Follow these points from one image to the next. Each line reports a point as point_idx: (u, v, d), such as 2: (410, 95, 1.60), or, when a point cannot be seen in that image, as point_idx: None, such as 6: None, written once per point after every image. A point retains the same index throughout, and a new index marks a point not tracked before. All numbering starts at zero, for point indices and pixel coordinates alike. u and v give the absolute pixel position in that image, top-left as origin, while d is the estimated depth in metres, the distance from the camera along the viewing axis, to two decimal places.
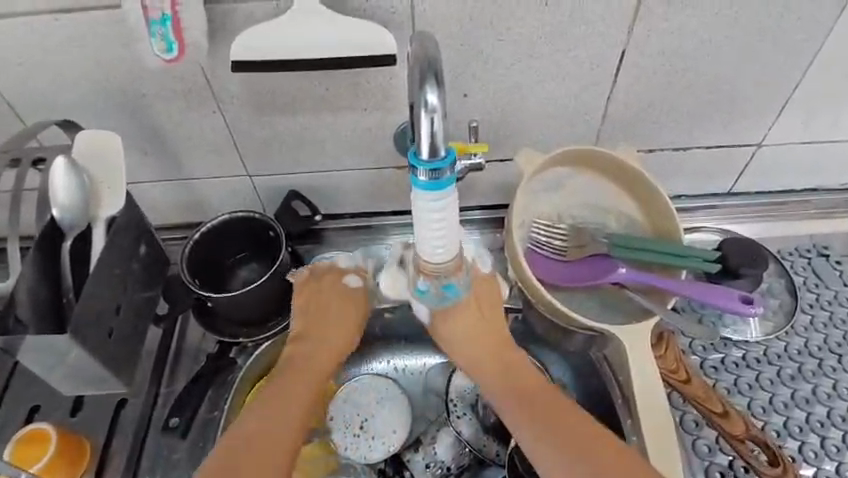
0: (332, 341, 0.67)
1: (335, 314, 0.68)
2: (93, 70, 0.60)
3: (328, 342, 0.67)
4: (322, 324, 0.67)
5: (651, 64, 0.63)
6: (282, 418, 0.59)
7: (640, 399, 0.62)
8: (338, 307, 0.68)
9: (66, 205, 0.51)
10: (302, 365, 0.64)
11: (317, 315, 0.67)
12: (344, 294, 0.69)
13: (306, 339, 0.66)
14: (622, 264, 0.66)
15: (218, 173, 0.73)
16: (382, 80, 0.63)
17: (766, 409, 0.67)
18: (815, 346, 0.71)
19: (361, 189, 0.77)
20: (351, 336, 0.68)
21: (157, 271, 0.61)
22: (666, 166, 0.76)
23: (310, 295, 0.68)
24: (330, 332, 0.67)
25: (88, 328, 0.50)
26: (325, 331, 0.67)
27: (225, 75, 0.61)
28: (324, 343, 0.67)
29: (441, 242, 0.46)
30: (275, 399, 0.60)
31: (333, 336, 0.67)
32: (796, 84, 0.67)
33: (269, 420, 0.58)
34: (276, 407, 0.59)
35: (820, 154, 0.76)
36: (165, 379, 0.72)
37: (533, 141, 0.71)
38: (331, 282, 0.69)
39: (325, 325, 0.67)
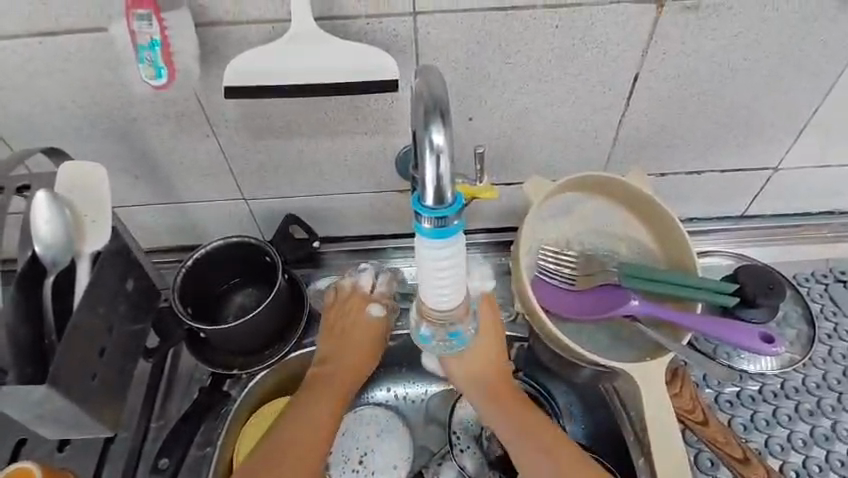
0: (353, 364, 0.69)
1: (358, 338, 0.70)
2: (80, 93, 0.58)
3: (350, 363, 0.69)
4: (346, 346, 0.69)
5: (665, 87, 0.60)
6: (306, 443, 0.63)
7: (655, 441, 0.58)
8: (362, 330, 0.70)
9: (48, 240, 0.48)
10: (325, 384, 0.67)
11: (339, 337, 0.69)
12: (367, 321, 0.70)
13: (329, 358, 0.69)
14: (634, 295, 0.63)
15: (213, 197, 0.71)
16: (384, 104, 0.60)
17: (783, 447, 0.64)
18: (834, 379, 0.68)
19: (361, 213, 0.75)
20: (373, 361, 0.71)
21: (145, 306, 0.58)
22: (679, 189, 0.74)
23: (336, 317, 0.70)
24: (351, 356, 0.69)
25: (70, 373, 0.47)
26: (348, 355, 0.69)
27: (219, 99, 0.58)
28: (346, 364, 0.69)
29: (446, 290, 0.41)
30: (301, 422, 0.64)
31: (354, 361, 0.69)
32: (816, 108, 0.64)
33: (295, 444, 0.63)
34: (302, 430, 0.63)
35: (839, 178, 0.73)
36: (156, 413, 0.69)
37: (540, 165, 0.68)
38: (351, 306, 0.70)
39: (348, 349, 0.69)
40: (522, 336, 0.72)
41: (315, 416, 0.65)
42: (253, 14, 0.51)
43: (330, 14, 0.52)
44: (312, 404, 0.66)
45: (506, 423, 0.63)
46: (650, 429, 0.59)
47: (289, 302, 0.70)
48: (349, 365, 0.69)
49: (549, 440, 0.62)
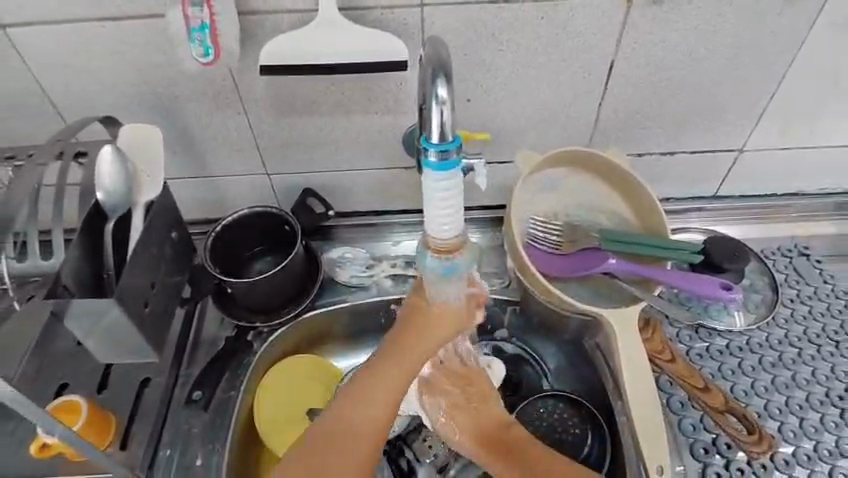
0: (429, 352, 0.62)
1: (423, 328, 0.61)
2: (133, 73, 0.67)
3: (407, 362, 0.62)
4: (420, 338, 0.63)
5: (638, 74, 0.70)
6: (366, 433, 0.59)
7: (630, 369, 0.67)
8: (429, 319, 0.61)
9: (111, 190, 0.57)
10: (389, 367, 0.61)
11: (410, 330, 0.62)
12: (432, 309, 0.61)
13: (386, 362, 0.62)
14: (612, 256, 0.72)
15: (240, 171, 0.79)
16: (394, 85, 0.70)
17: (747, 393, 0.71)
18: (795, 337, 0.76)
19: (372, 189, 0.83)
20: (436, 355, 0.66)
21: (184, 259, 0.67)
22: (654, 170, 0.83)
23: (411, 313, 0.62)
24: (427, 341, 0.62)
25: (128, 296, 0.55)
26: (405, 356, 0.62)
27: (252, 79, 0.68)
28: (414, 355, 0.62)
29: (447, 221, 0.49)
30: (353, 408, 0.59)
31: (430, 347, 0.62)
32: (771, 95, 0.74)
33: (350, 438, 0.58)
34: (353, 420, 0.59)
35: (798, 160, 0.82)
36: (184, 362, 0.77)
37: (529, 145, 0.77)
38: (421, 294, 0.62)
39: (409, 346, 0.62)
40: (515, 299, 0.79)
41: (377, 402, 0.60)
42: (286, 5, 0.61)
43: (351, 5, 0.61)
44: (375, 389, 0.60)
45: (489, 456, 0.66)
46: (625, 362, 0.67)
47: (303, 267, 0.78)
48: (417, 354, 0.62)
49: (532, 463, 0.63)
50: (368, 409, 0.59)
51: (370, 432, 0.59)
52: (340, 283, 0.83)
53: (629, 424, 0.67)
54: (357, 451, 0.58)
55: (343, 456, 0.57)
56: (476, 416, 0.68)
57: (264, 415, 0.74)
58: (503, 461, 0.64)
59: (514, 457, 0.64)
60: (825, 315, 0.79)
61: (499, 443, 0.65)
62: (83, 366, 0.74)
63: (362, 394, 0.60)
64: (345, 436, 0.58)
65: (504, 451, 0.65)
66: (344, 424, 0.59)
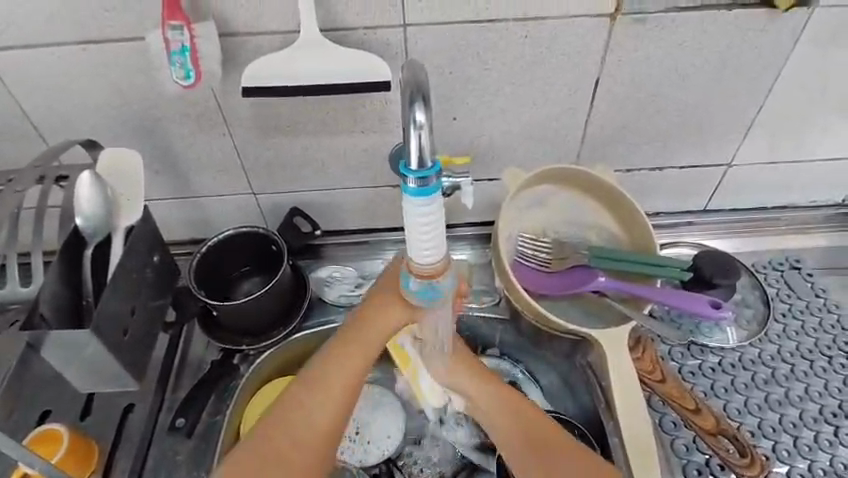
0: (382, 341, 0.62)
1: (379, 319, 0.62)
2: (115, 95, 0.66)
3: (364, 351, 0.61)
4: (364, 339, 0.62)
5: (624, 91, 0.70)
6: (311, 438, 0.58)
7: (618, 388, 0.66)
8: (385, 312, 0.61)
9: (89, 215, 0.56)
10: (344, 353, 0.61)
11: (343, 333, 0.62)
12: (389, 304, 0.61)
13: (343, 350, 0.61)
14: (601, 273, 0.71)
15: (225, 191, 0.79)
16: (378, 105, 0.69)
17: (741, 411, 0.70)
18: (787, 352, 0.75)
19: (359, 207, 0.83)
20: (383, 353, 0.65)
21: (166, 282, 0.66)
22: (643, 185, 0.82)
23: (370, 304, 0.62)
24: (364, 345, 0.61)
25: (106, 326, 0.54)
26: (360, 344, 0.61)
27: (236, 100, 0.67)
28: (356, 358, 0.61)
29: (428, 245, 0.48)
30: (298, 414, 0.58)
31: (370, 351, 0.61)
32: (759, 109, 0.73)
33: (296, 445, 0.57)
34: (297, 426, 0.58)
35: (787, 174, 0.82)
36: (170, 387, 0.75)
37: (517, 162, 0.77)
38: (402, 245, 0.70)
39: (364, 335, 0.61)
40: (505, 317, 0.78)
41: (324, 406, 0.59)
42: (269, 26, 0.61)
43: (333, 26, 0.61)
44: (318, 395, 0.59)
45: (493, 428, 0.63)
46: (613, 383, 0.66)
47: (291, 288, 0.77)
48: (359, 354, 0.61)
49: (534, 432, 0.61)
50: (314, 414, 0.58)
51: (322, 416, 0.59)
52: (328, 302, 0.82)
53: (621, 446, 0.65)
54: (304, 455, 0.57)
55: (291, 459, 0.57)
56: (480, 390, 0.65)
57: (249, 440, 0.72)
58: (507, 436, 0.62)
59: (514, 430, 0.62)
60: (818, 330, 0.78)
61: (501, 415, 0.63)
62: (64, 393, 0.73)
63: (306, 400, 0.59)
64: (290, 442, 0.57)
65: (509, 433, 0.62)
66: (290, 430, 0.57)
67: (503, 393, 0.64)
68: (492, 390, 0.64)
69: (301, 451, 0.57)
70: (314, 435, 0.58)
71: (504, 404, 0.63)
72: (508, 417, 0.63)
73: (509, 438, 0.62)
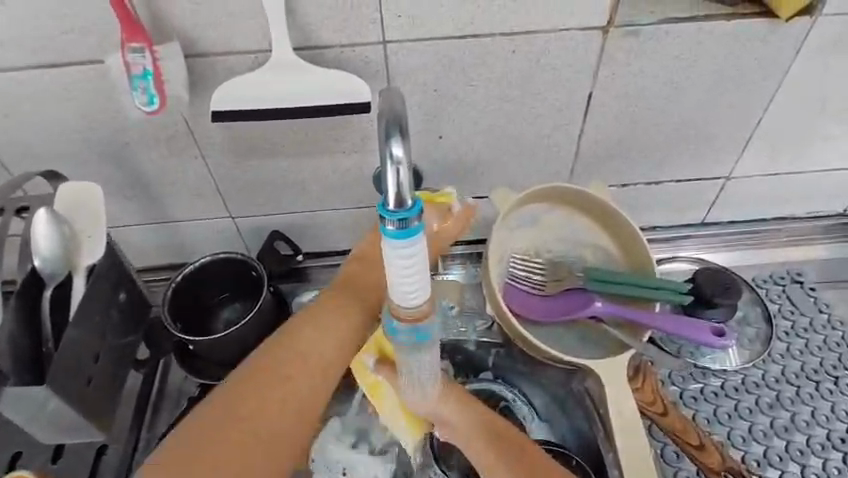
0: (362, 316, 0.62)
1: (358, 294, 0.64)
2: (77, 121, 0.62)
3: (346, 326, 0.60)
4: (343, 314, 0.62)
5: (618, 104, 0.66)
6: (298, 420, 0.54)
7: (620, 423, 0.62)
8: (362, 288, 0.65)
9: (47, 255, 0.52)
10: (327, 327, 0.59)
11: (319, 311, 0.60)
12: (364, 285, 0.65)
13: (326, 323, 0.60)
14: (598, 297, 0.68)
15: (201, 215, 0.75)
16: (360, 124, 0.66)
17: (745, 438, 0.68)
18: (792, 374, 0.72)
19: (344, 228, 0.79)
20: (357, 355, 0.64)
21: (136, 318, 0.62)
22: (639, 199, 0.79)
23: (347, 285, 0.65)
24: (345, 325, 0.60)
25: (66, 378, 0.51)
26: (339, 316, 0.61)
27: (207, 123, 0.63)
28: (343, 336, 0.59)
29: (412, 286, 0.44)
30: (284, 391, 0.54)
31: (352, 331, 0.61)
32: (758, 120, 0.70)
33: (284, 429, 0.53)
34: (286, 407, 0.54)
35: (788, 185, 0.79)
36: (146, 424, 0.71)
37: (507, 180, 0.73)
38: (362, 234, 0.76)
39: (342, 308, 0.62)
40: (498, 342, 0.75)
41: (308, 382, 0.56)
42: (238, 45, 0.57)
43: (307, 44, 0.57)
44: (301, 371, 0.56)
45: (476, 454, 0.61)
46: (614, 410, 0.63)
47: (274, 315, 0.72)
48: (342, 329, 0.60)
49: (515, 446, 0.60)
50: (297, 393, 0.55)
51: (306, 392, 0.55)
52: None
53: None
54: (291, 440, 0.53)
55: (267, 440, 0.52)
56: (463, 416, 0.62)
57: None
58: (491, 455, 0.60)
59: (499, 450, 0.60)
60: (823, 349, 0.75)
61: (486, 438, 0.61)
62: None
63: (295, 380, 0.55)
64: (277, 426, 0.53)
65: (496, 447, 0.60)
66: (271, 408, 0.53)
67: (485, 419, 0.62)
68: (476, 415, 0.63)
69: (288, 434, 0.53)
70: (302, 416, 0.54)
71: (489, 427, 0.62)
72: (493, 437, 0.61)
73: (492, 458, 0.60)
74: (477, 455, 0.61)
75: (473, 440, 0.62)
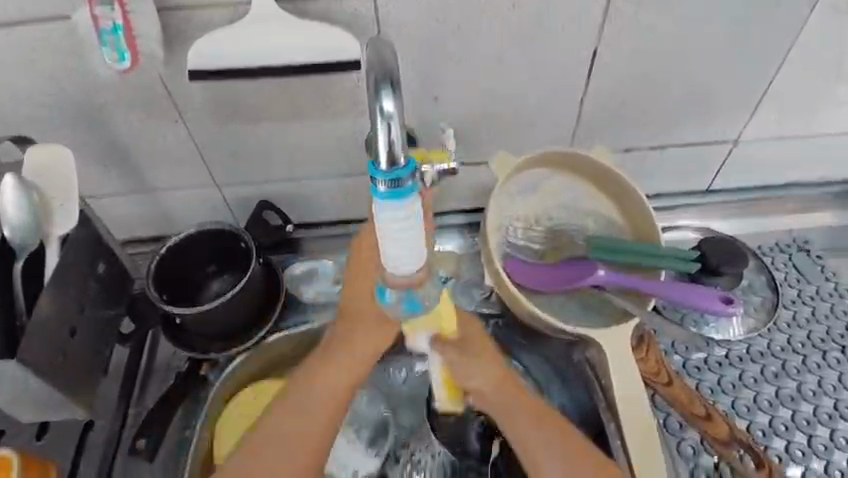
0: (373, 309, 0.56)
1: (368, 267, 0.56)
2: (47, 83, 0.58)
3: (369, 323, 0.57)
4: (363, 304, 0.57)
5: (623, 63, 0.62)
6: (314, 428, 0.56)
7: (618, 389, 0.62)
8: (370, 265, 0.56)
9: (17, 223, 0.49)
10: (345, 327, 0.58)
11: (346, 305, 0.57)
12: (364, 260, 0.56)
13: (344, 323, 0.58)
14: (600, 265, 0.65)
15: (185, 184, 0.71)
16: (349, 85, 0.62)
17: (750, 408, 0.66)
18: (798, 343, 0.71)
19: (335, 198, 0.75)
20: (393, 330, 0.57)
21: (118, 291, 0.59)
22: (643, 165, 0.76)
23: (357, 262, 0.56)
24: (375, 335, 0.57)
25: (40, 352, 0.48)
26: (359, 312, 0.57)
27: (186, 84, 0.59)
28: (365, 334, 0.57)
29: (407, 253, 0.42)
30: (301, 400, 0.57)
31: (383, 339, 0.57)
32: (770, 80, 0.66)
33: (302, 438, 0.56)
34: (304, 417, 0.56)
35: (798, 150, 0.76)
36: (134, 399, 0.69)
37: (505, 144, 0.70)
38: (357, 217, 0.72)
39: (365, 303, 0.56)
40: (494, 312, 0.73)
41: (326, 390, 0.57)
42: None
43: None
44: (319, 379, 0.57)
45: (530, 439, 0.57)
46: (615, 383, 0.62)
47: (263, 286, 0.70)
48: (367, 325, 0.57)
49: (553, 431, 0.57)
50: (314, 402, 0.57)
51: (325, 401, 0.57)
52: (302, 302, 0.75)
53: (624, 450, 0.61)
54: (309, 447, 0.56)
55: (284, 449, 0.56)
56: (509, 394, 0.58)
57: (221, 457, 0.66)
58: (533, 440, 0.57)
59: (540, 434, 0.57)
60: (830, 318, 0.73)
61: (530, 419, 0.58)
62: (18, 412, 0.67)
63: (313, 390, 0.57)
64: (294, 438, 0.56)
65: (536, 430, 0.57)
66: (288, 419, 0.56)
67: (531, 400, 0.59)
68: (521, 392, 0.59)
69: (307, 440, 0.56)
70: (320, 424, 0.57)
71: (534, 409, 0.58)
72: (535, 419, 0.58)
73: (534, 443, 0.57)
74: (525, 441, 0.57)
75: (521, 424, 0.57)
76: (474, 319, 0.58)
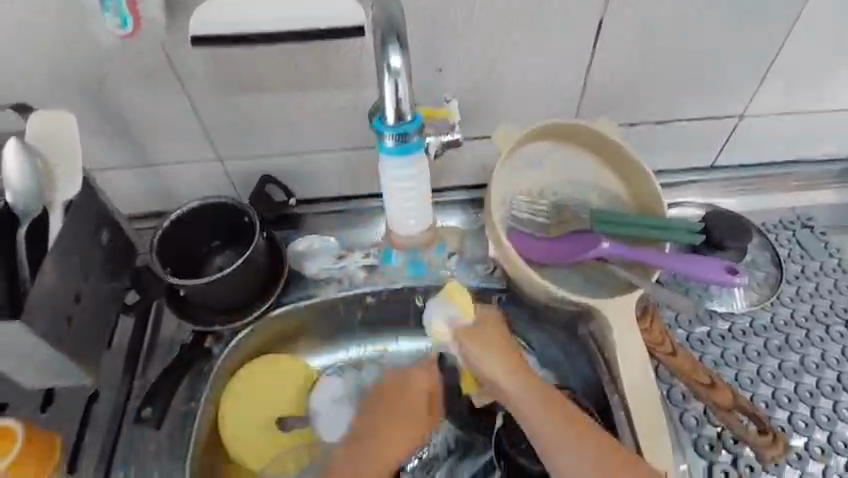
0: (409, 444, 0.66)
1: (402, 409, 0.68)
2: (47, 52, 0.58)
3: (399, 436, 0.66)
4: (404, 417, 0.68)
5: (629, 33, 0.62)
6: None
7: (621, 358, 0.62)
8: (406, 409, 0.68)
9: (19, 189, 0.49)
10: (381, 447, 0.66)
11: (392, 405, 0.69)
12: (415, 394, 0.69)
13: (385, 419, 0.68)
14: (604, 238, 0.65)
15: (187, 158, 0.70)
16: (353, 55, 0.61)
17: (753, 380, 0.66)
18: (801, 316, 0.71)
19: (338, 173, 0.75)
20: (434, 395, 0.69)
21: (121, 261, 0.60)
22: (648, 140, 0.75)
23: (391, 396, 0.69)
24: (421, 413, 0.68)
25: (45, 314, 0.48)
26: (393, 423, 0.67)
27: (188, 53, 0.59)
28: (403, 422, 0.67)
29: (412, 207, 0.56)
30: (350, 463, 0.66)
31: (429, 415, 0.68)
32: (777, 52, 0.66)
33: None
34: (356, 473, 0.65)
35: (803, 126, 0.75)
36: (139, 370, 0.69)
37: (509, 118, 0.70)
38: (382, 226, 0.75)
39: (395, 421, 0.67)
40: (504, 288, 0.72)
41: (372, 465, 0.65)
42: None
43: None
44: (364, 457, 0.65)
45: (545, 429, 0.57)
46: (619, 355, 0.63)
47: (267, 262, 0.69)
48: (400, 425, 0.67)
49: (565, 417, 0.58)
50: (364, 463, 0.65)
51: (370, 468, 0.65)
52: (308, 276, 0.74)
53: (628, 420, 0.61)
54: None
55: None
56: (520, 380, 0.60)
57: (228, 427, 0.68)
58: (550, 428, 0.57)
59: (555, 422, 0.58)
60: (833, 292, 0.73)
61: (544, 404, 0.59)
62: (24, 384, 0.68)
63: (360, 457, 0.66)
64: None
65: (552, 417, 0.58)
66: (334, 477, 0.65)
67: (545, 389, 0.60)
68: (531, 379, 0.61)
69: None
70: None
71: (547, 397, 0.59)
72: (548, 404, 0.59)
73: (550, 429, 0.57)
74: (542, 430, 0.58)
75: (536, 412, 0.58)
76: (492, 313, 0.65)
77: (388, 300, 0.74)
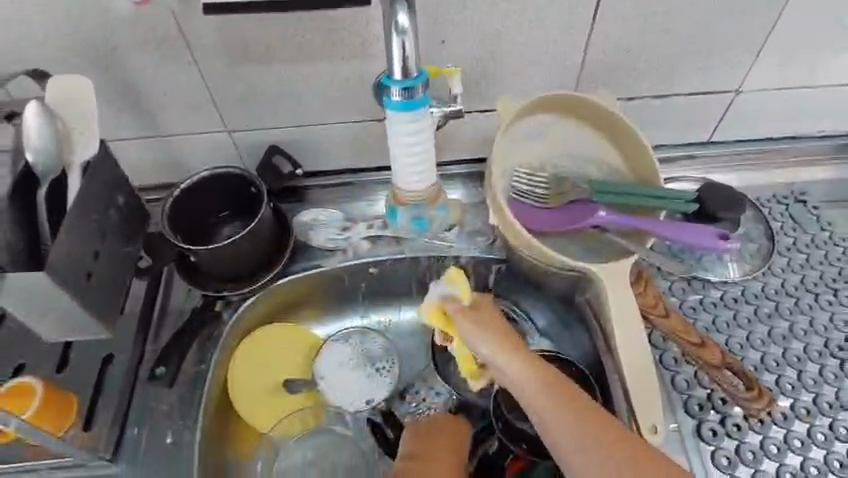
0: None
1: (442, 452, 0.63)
2: (63, 20, 0.60)
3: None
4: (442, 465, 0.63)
5: (629, 6, 0.63)
6: None
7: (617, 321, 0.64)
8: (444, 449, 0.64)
9: (39, 149, 0.51)
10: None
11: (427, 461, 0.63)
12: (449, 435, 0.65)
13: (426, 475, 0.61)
14: (602, 207, 0.67)
15: (197, 129, 0.72)
16: (358, 26, 0.63)
17: (743, 345, 0.68)
18: (792, 286, 0.73)
19: (343, 145, 0.77)
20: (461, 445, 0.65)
21: (135, 226, 0.62)
22: (646, 115, 0.77)
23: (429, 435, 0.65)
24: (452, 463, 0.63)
25: (65, 269, 0.51)
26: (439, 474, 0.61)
27: (199, 23, 0.61)
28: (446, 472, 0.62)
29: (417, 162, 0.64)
30: None
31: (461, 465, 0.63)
32: (773, 27, 0.67)
33: None
34: None
35: (799, 101, 0.77)
36: (151, 335, 0.72)
37: (510, 91, 0.71)
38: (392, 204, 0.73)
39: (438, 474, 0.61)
40: (501, 258, 0.75)
41: None
42: None
43: None
44: None
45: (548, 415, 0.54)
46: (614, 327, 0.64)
47: (273, 231, 0.71)
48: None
49: (567, 402, 0.54)
50: None
51: None
52: (314, 247, 0.76)
53: (621, 383, 0.64)
54: None
55: None
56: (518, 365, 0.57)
57: (236, 390, 0.71)
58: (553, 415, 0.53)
59: (558, 410, 0.54)
60: (824, 264, 0.75)
61: (542, 389, 0.55)
62: (41, 345, 0.71)
63: None
64: None
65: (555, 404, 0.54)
66: None
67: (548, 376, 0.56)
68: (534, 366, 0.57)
69: None
70: None
71: (550, 383, 0.55)
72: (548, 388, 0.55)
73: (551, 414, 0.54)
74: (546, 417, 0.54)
75: (537, 398, 0.55)
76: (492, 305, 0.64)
77: (391, 269, 0.76)
